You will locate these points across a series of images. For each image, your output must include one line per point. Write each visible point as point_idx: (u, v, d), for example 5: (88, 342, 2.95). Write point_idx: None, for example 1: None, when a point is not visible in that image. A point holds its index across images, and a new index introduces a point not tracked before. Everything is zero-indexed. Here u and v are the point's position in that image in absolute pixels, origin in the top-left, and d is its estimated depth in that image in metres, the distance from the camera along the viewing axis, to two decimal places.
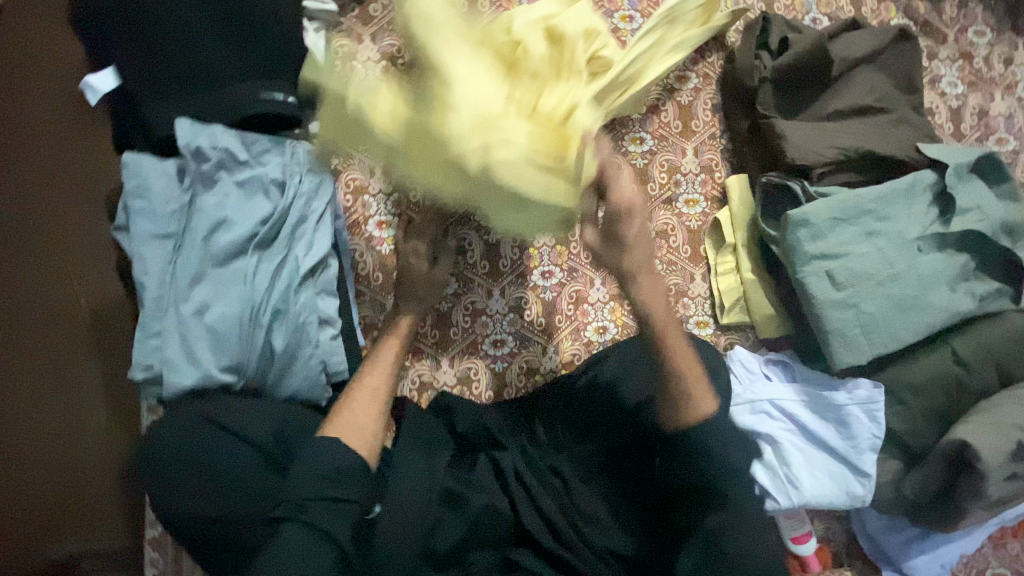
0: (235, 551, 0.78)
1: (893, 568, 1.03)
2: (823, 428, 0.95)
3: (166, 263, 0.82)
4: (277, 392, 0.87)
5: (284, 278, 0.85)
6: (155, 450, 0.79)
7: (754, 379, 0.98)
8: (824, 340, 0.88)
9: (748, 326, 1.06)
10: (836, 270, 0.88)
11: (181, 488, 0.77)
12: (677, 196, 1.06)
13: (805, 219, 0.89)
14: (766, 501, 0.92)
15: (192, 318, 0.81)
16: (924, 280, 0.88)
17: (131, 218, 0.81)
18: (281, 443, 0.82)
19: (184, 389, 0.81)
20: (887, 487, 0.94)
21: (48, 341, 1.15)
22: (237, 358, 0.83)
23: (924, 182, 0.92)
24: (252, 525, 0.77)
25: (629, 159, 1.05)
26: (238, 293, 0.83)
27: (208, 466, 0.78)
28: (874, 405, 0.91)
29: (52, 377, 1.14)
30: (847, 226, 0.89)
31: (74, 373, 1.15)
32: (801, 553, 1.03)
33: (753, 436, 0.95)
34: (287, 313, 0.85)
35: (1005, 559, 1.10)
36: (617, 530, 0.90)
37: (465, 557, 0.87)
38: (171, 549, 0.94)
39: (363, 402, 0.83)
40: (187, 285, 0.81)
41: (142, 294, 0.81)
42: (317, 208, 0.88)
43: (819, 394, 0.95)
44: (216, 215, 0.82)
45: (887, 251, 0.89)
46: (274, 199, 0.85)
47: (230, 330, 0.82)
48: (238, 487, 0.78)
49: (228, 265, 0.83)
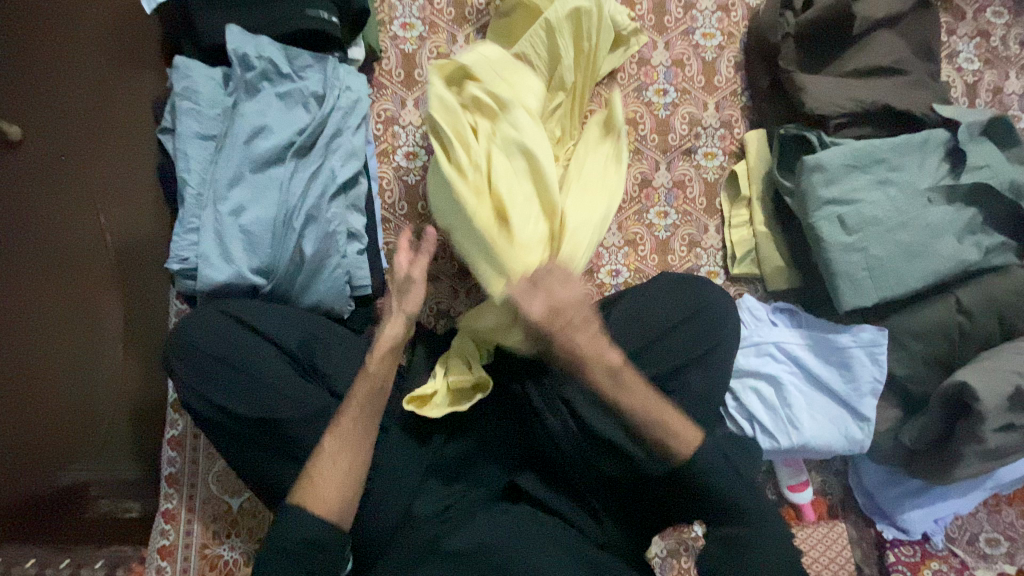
0: (263, 441, 0.83)
1: (888, 522, 1.04)
2: (826, 372, 0.98)
3: (208, 162, 0.87)
4: (302, 299, 0.90)
5: (318, 186, 0.89)
6: (186, 342, 0.83)
7: (761, 324, 1.01)
8: (832, 282, 0.92)
9: (758, 279, 1.08)
10: (847, 215, 0.92)
11: (213, 381, 0.82)
12: (696, 148, 1.09)
13: (819, 164, 0.93)
14: (767, 440, 0.95)
15: (228, 217, 0.85)
16: (932, 228, 0.91)
17: (178, 118, 0.87)
18: (306, 347, 0.86)
19: (216, 284, 0.85)
20: (886, 435, 0.97)
21: (72, 270, 1.17)
22: (268, 260, 0.86)
23: (936, 139, 0.96)
24: (277, 417, 0.82)
25: (652, 110, 1.09)
26: (274, 197, 0.87)
27: (236, 359, 0.83)
28: (876, 347, 0.95)
29: (74, 301, 1.16)
30: (860, 173, 0.94)
31: (95, 309, 1.17)
32: (798, 501, 1.04)
33: (757, 376, 0.98)
34: (318, 220, 0.88)
35: (1000, 526, 1.07)
36: None
37: (472, 471, 0.90)
38: (189, 449, 0.99)
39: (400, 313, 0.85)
40: (226, 186, 0.85)
41: (184, 189, 0.86)
42: (351, 123, 0.92)
43: (823, 338, 0.98)
44: (258, 121, 0.87)
45: (897, 200, 0.93)
46: (312, 112, 0.90)
47: (264, 232, 0.86)
48: (265, 381, 0.83)
49: (265, 170, 0.87)
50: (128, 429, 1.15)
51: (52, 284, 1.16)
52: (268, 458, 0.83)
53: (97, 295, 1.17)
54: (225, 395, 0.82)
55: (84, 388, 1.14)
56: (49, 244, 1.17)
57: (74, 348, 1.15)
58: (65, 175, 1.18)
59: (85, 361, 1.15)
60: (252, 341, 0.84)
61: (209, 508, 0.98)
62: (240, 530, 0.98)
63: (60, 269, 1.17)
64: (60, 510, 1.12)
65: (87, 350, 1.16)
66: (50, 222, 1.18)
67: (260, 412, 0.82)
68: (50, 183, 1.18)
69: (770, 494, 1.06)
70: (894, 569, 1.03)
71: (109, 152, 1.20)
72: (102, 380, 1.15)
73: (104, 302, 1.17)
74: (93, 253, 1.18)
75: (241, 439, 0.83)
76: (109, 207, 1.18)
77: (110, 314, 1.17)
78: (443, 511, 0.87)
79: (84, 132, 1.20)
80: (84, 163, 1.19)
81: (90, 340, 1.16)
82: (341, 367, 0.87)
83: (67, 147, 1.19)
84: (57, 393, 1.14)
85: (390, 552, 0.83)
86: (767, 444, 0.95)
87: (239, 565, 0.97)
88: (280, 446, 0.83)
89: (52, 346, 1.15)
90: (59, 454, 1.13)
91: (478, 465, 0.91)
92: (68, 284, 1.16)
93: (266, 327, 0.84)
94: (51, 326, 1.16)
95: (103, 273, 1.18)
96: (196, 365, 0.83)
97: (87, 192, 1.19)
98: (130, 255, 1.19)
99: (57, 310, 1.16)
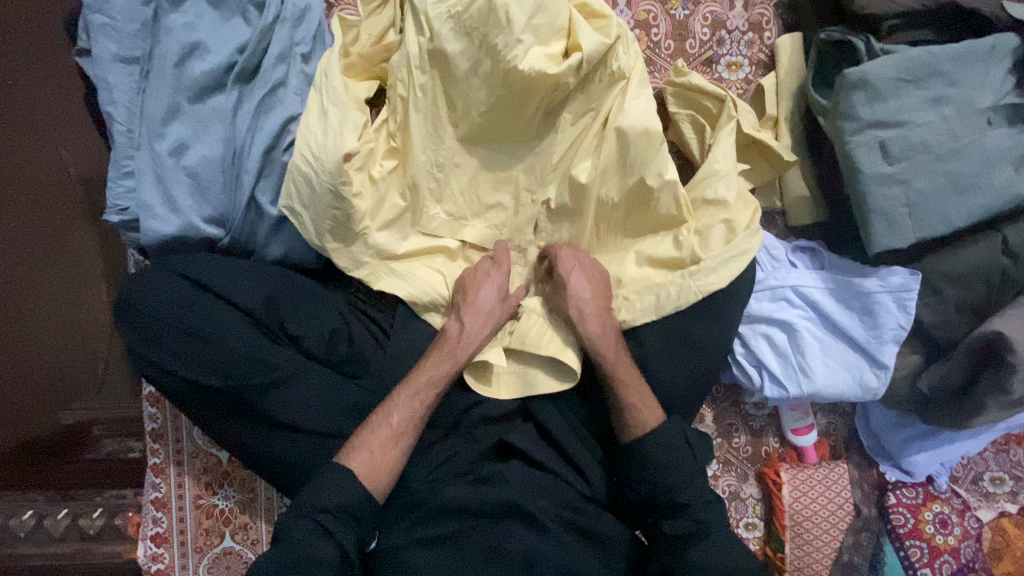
0: (231, 410, 0.77)
1: (892, 464, 1.01)
2: (846, 318, 0.90)
3: (135, 91, 0.75)
4: (266, 253, 0.82)
5: (266, 117, 0.77)
6: (135, 307, 0.74)
7: (778, 266, 0.92)
8: (863, 220, 0.81)
9: (778, 212, 0.97)
10: (891, 140, 0.79)
11: (168, 348, 0.75)
12: (718, 57, 0.95)
13: (862, 79, 0.79)
14: (773, 389, 0.89)
15: (168, 158, 0.74)
16: (988, 157, 0.78)
17: (92, 36, 0.74)
18: (271, 308, 0.78)
19: (165, 237, 0.75)
20: (902, 381, 0.92)
21: (29, 204, 1.11)
22: (223, 209, 0.77)
23: (1006, 46, 0.80)
24: (243, 385, 0.75)
25: (668, 10, 0.93)
26: (219, 133, 0.76)
27: (193, 325, 0.75)
28: (906, 293, 0.85)
29: (42, 238, 1.11)
30: (911, 89, 0.79)
31: (66, 251, 1.11)
32: (800, 444, 1.00)
33: (770, 323, 0.90)
34: (271, 160, 0.77)
35: (1006, 465, 1.05)
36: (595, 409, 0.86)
37: (467, 429, 0.84)
38: (169, 405, 0.95)
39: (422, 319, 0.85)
40: (161, 120, 0.74)
41: (113, 126, 0.75)
42: (302, 38, 0.80)
43: (847, 282, 0.89)
44: (188, 38, 0.74)
45: (953, 122, 0.79)
46: (253, 23, 0.77)
47: (213, 176, 0.76)
48: (228, 352, 0.75)
49: (205, 100, 0.76)
50: (121, 373, 1.11)
51: (22, 218, 1.11)
52: (250, 430, 0.78)
53: (67, 236, 1.11)
54: (177, 361, 0.75)
55: (71, 327, 1.12)
56: (11, 174, 1.10)
57: (55, 279, 1.12)
58: (13, 106, 1.09)
59: (72, 305, 1.12)
60: (203, 302, 0.76)
61: (198, 462, 0.95)
62: (234, 480, 0.96)
63: (22, 208, 1.11)
64: (62, 452, 1.07)
65: (70, 281, 1.12)
66: (9, 158, 1.10)
67: (225, 381, 0.75)
68: (15, 115, 1.09)
69: (772, 436, 1.02)
70: (894, 512, 1.00)
71: (49, 74, 1.09)
72: (82, 317, 1.12)
73: (72, 240, 1.12)
74: (56, 186, 1.10)
75: (213, 409, 0.77)
76: (66, 138, 1.10)
77: (82, 248, 1.12)
78: (431, 474, 0.81)
79: (26, 56, 1.08)
80: (34, 87, 1.09)
81: (70, 284, 1.12)
82: (314, 329, 0.80)
83: (9, 66, 1.08)
84: (32, 330, 1.12)
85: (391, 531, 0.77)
86: (775, 392, 0.89)
87: (236, 513, 0.96)
88: (252, 414, 0.77)
89: (28, 292, 1.12)
90: (58, 395, 1.11)
91: (471, 424, 0.84)
92: (41, 222, 1.11)
93: (223, 290, 0.76)
94: (27, 268, 1.11)
95: (70, 204, 1.11)
96: (141, 330, 0.75)
97: (40, 125, 1.10)
98: (91, 189, 1.11)
99: (23, 256, 1.11)
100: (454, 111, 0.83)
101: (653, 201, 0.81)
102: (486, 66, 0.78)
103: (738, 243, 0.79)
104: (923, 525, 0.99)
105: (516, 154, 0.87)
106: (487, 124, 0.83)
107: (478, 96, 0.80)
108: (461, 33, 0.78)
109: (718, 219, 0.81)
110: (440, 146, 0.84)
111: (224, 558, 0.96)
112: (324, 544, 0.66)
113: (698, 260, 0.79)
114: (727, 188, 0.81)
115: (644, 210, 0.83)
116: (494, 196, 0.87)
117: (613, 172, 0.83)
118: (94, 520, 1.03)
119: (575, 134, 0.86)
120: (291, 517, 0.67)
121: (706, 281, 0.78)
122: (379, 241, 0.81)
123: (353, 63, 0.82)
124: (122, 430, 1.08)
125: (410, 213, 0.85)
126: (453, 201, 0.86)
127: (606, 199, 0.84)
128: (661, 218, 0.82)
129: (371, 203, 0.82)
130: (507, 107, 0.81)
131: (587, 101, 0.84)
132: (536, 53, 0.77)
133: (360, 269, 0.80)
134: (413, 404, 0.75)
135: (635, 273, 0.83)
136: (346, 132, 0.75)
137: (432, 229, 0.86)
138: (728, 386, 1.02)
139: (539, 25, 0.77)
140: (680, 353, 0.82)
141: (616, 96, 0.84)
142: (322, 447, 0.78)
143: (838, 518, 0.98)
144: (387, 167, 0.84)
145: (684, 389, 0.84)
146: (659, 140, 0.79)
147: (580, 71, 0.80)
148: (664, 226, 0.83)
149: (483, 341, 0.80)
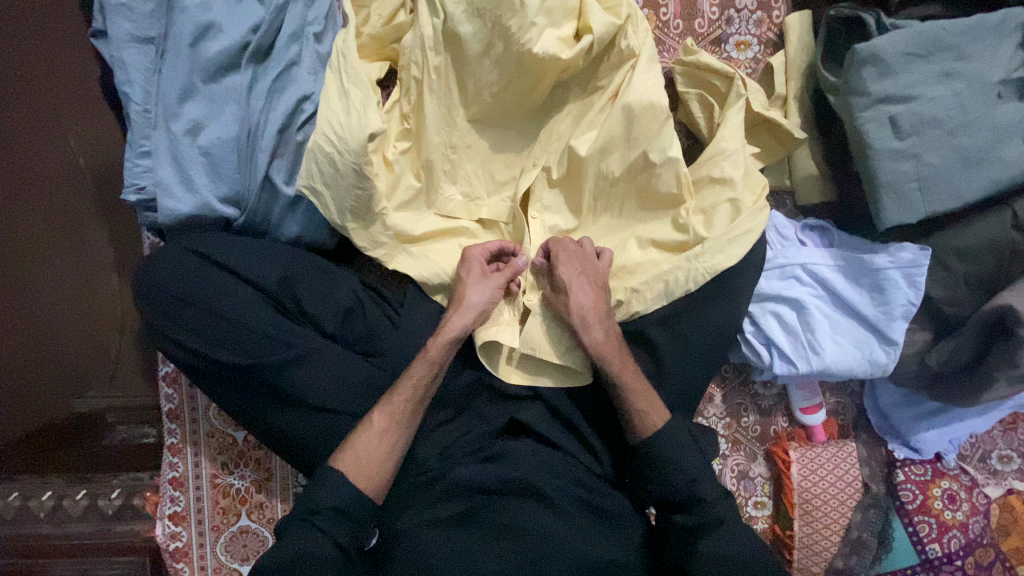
0: (248, 387, 0.78)
1: (900, 441, 1.02)
2: (856, 294, 0.90)
3: (150, 70, 0.77)
4: (280, 233, 0.83)
5: (280, 96, 0.78)
6: (153, 285, 0.76)
7: (788, 244, 0.93)
8: (874, 195, 0.81)
9: (787, 191, 0.98)
10: (902, 115, 0.79)
11: (185, 325, 0.76)
12: (727, 37, 0.95)
13: (873, 54, 0.79)
14: (783, 365, 0.89)
15: (184, 138, 0.75)
16: (1000, 131, 0.78)
17: (109, 17, 0.76)
18: (286, 287, 0.79)
19: (181, 216, 0.76)
20: (912, 358, 0.92)
21: (43, 192, 1.12)
22: (237, 188, 0.77)
23: (1016, 20, 0.80)
24: (259, 362, 0.76)
25: None
26: (234, 111, 0.77)
27: (210, 302, 0.76)
28: (916, 269, 0.86)
29: (56, 226, 1.13)
30: (920, 63, 0.80)
31: (81, 238, 1.13)
32: (809, 422, 1.01)
33: (780, 300, 0.90)
34: (285, 139, 0.78)
35: (1013, 444, 1.06)
36: (599, 400, 0.87)
37: (476, 407, 0.85)
38: (184, 385, 0.97)
39: (434, 300, 0.85)
40: (177, 99, 0.75)
41: (129, 106, 0.77)
42: (315, 19, 0.81)
43: (857, 258, 0.90)
44: (203, 17, 0.75)
45: (963, 96, 0.79)
46: (266, 3, 0.78)
47: (227, 154, 0.77)
48: (246, 329, 0.76)
49: (220, 79, 0.77)
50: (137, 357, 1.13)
51: (36, 205, 1.12)
52: (266, 408, 0.79)
53: (81, 223, 1.13)
54: (194, 338, 0.76)
55: (87, 313, 1.14)
56: (17, 166, 1.11)
57: (69, 266, 1.13)
58: (25, 94, 1.10)
59: (85, 291, 1.13)
60: (220, 280, 0.77)
61: (214, 442, 0.97)
62: (248, 460, 0.98)
63: (29, 198, 1.12)
64: (79, 435, 1.09)
65: (85, 268, 1.13)
66: (21, 146, 1.11)
67: (242, 358, 0.76)
68: (28, 104, 1.10)
69: (781, 415, 1.03)
70: (903, 488, 1.01)
71: (61, 62, 1.10)
72: (96, 304, 1.13)
73: (86, 227, 1.13)
74: (69, 174, 1.12)
75: (229, 386, 0.78)
76: (78, 127, 1.11)
77: (96, 235, 1.13)
78: (443, 452, 0.82)
79: (37, 46, 1.09)
80: (47, 77, 1.10)
81: (84, 271, 1.13)
82: (328, 308, 0.80)
83: (21, 54, 1.09)
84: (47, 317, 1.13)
85: (407, 517, 0.76)
86: (785, 369, 0.90)
87: (251, 492, 0.97)
88: (270, 391, 0.78)
89: (43, 278, 1.13)
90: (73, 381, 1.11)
91: (483, 401, 0.85)
92: (55, 209, 1.12)
93: (239, 269, 0.77)
94: (42, 256, 1.13)
95: (81, 193, 1.12)
96: (160, 308, 0.76)
97: (52, 115, 1.11)
98: (104, 177, 1.12)
99: (37, 244, 1.13)
100: (466, 93, 0.83)
101: (654, 178, 0.82)
102: (498, 48, 0.79)
103: (744, 221, 0.79)
104: (932, 501, 1.00)
105: (529, 136, 0.89)
106: (499, 105, 0.84)
107: (490, 77, 0.81)
108: (474, 15, 0.78)
109: (723, 197, 0.81)
110: (453, 128, 0.84)
111: (240, 537, 0.97)
112: (318, 540, 0.66)
113: (702, 240, 0.79)
114: (734, 166, 0.82)
115: (646, 189, 0.83)
116: (509, 177, 0.88)
117: (616, 147, 0.82)
118: (111, 500, 1.00)
119: (580, 115, 0.87)
120: (291, 519, 0.68)
121: (711, 263, 0.78)
122: (398, 222, 0.82)
123: (365, 44, 0.83)
124: (139, 413, 1.10)
125: (424, 194, 0.85)
126: (468, 185, 0.87)
127: (605, 175, 0.84)
128: (663, 197, 0.83)
129: (386, 184, 0.83)
130: (518, 88, 0.82)
131: (596, 79, 0.86)
132: (549, 35, 0.78)
133: (375, 250, 0.81)
134: (428, 379, 0.76)
135: (638, 257, 0.84)
136: (367, 110, 0.75)
137: (448, 211, 0.86)
138: (738, 365, 1.02)
139: (552, 7, 0.77)
140: (692, 332, 0.82)
141: (626, 73, 0.84)
142: (339, 425, 0.79)
143: (848, 496, 0.98)
144: (400, 148, 0.84)
145: (697, 366, 0.84)
146: (664, 116, 0.80)
147: (590, 52, 0.81)
148: (665, 207, 0.84)
149: (477, 315, 0.78)
